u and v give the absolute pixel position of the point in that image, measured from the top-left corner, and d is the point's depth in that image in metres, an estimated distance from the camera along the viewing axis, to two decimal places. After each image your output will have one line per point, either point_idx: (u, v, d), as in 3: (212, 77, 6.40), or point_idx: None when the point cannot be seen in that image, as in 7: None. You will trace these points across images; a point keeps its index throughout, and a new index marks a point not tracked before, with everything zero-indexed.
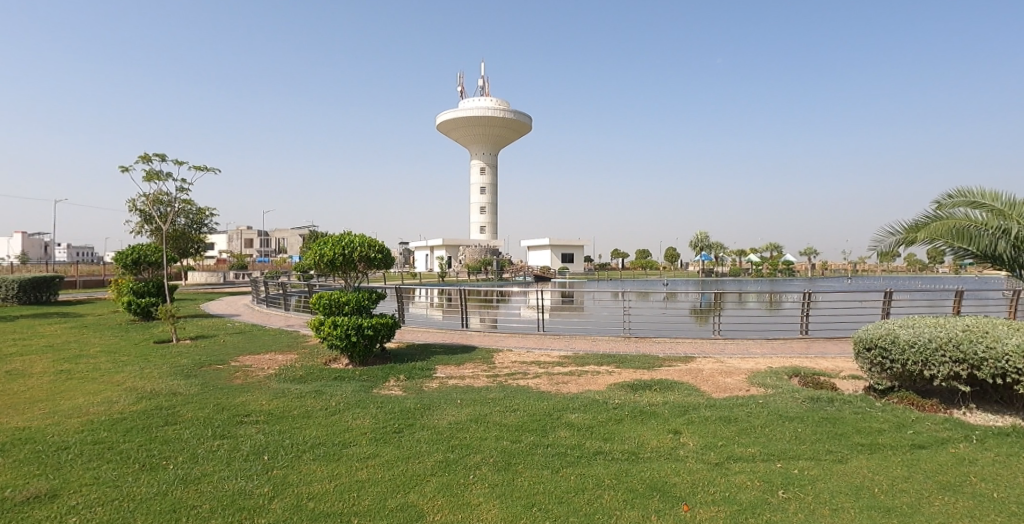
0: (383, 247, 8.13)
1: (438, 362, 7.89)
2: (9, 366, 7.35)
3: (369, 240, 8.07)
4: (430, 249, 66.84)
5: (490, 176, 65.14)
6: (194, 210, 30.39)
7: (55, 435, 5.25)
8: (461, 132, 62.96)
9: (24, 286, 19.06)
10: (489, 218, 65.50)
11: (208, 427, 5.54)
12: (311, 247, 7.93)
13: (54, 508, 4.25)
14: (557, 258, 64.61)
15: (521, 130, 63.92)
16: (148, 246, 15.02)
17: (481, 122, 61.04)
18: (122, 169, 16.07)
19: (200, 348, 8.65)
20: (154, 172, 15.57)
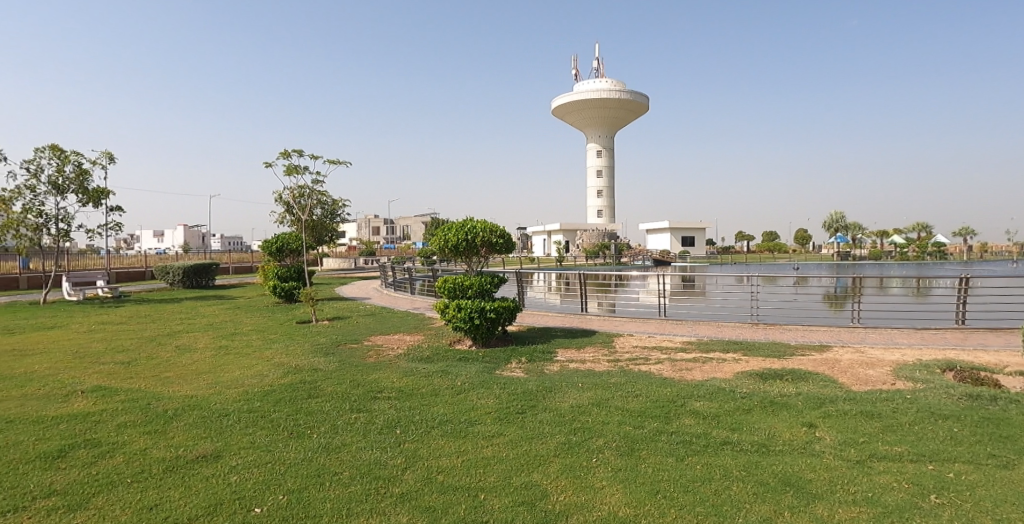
0: (504, 232, 8.22)
1: (559, 345, 7.91)
2: (178, 342, 8.30)
3: (491, 225, 8.19)
4: (545, 234, 67.84)
5: (608, 160, 64.60)
6: (330, 201, 32.67)
7: (218, 403, 5.84)
8: (579, 116, 63.07)
9: (187, 272, 21.37)
10: (607, 201, 65.39)
11: (347, 401, 5.91)
12: (436, 234, 8.23)
13: (219, 468, 4.81)
14: (677, 242, 63.05)
15: (640, 111, 62.63)
16: (289, 234, 16.30)
17: (598, 106, 60.71)
18: (268, 165, 17.62)
19: (337, 328, 9.26)
20: (294, 167, 16.88)
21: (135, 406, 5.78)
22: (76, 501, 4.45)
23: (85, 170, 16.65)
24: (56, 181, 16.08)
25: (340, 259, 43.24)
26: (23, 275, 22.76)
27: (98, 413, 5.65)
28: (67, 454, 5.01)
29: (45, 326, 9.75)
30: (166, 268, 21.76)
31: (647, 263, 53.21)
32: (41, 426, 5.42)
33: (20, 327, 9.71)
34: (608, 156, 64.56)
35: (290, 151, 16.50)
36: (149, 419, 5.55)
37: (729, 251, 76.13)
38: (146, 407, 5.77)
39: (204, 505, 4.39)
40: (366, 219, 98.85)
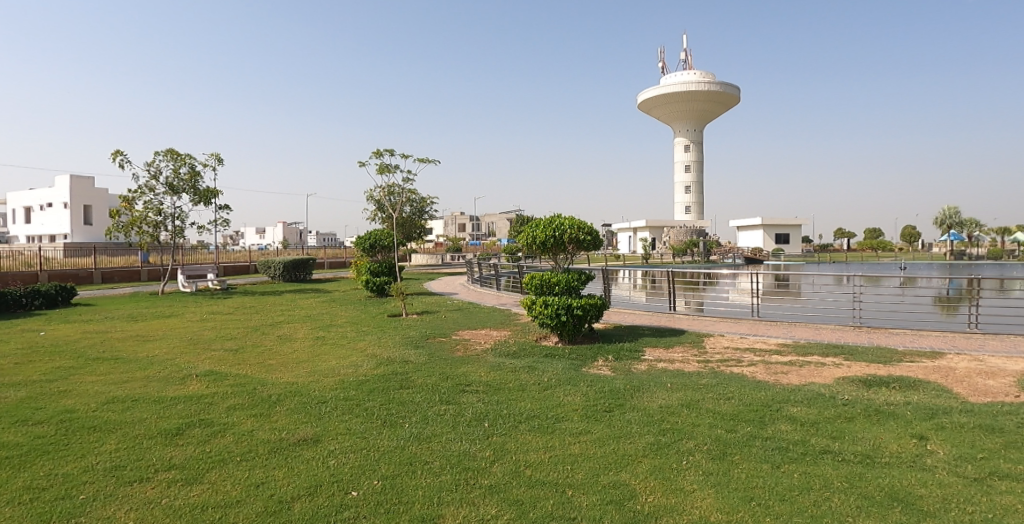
0: (592, 229, 8.15)
1: (646, 344, 7.79)
2: (281, 331, 8.83)
3: (579, 222, 8.14)
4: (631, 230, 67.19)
5: (696, 154, 63.09)
6: (420, 199, 33.70)
7: (316, 390, 6.15)
8: (666, 109, 62.02)
9: (286, 268, 22.58)
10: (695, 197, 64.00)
11: (437, 393, 6.06)
12: (524, 230, 8.30)
13: (319, 451, 5.06)
14: (772, 239, 60.72)
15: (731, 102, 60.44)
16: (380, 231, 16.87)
17: (685, 98, 59.45)
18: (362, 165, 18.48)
19: (425, 322, 9.54)
20: (386, 166, 17.51)
21: (242, 390, 6.19)
22: (193, 475, 4.83)
23: (197, 171, 18.02)
24: (173, 183, 17.52)
25: (428, 255, 44.52)
26: (144, 268, 24.95)
27: (211, 396, 6.10)
28: (184, 432, 5.44)
29: (164, 315, 10.65)
30: (267, 264, 23.08)
31: (737, 260, 51.18)
32: (162, 405, 5.91)
33: (143, 315, 10.66)
34: (696, 150, 63.03)
35: (383, 151, 17.08)
36: (255, 403, 5.92)
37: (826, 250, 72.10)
38: (252, 392, 6.17)
39: (306, 485, 4.63)
40: (453, 217, 101.63)
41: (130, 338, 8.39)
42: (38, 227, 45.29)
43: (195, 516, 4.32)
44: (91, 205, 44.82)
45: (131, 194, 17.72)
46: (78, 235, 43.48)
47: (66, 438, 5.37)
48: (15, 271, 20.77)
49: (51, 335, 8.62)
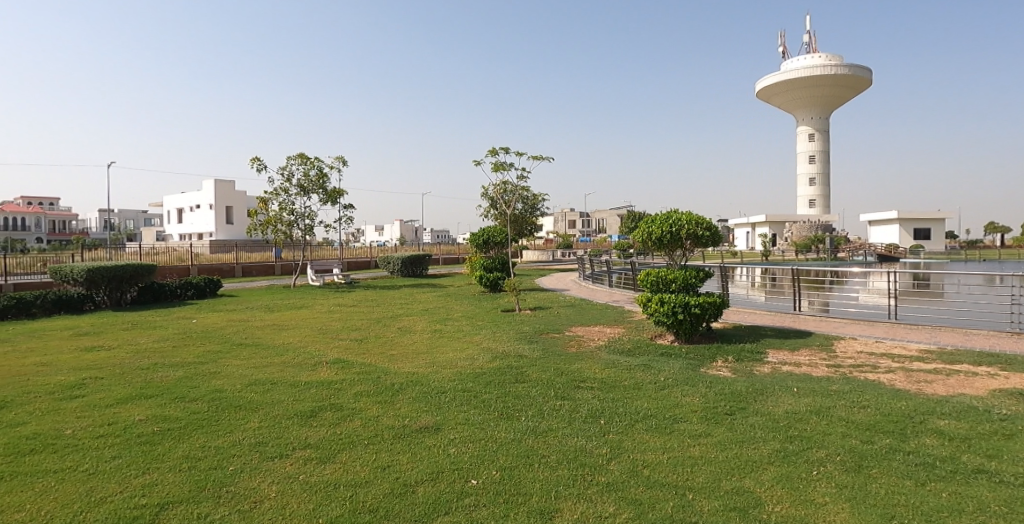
0: (711, 225, 7.93)
1: (769, 346, 7.42)
2: (401, 324, 9.29)
3: (697, 217, 7.93)
4: (749, 226, 64.35)
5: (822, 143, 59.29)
6: (531, 196, 33.97)
7: (435, 381, 6.42)
8: (787, 97, 58.90)
9: (403, 261, 23.88)
10: (819, 190, 60.10)
11: (552, 388, 6.12)
12: (638, 226, 8.20)
13: (439, 439, 5.28)
14: (909, 234, 55.83)
15: (860, 86, 55.81)
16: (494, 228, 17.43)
17: (808, 84, 56.06)
18: (478, 163, 19.17)
19: (538, 318, 9.67)
20: (499, 164, 17.94)
21: (367, 378, 6.58)
22: (325, 455, 5.19)
23: (324, 173, 19.36)
24: (303, 185, 18.88)
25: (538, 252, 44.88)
26: (276, 263, 27.20)
27: (339, 382, 6.53)
28: (317, 414, 5.86)
29: (297, 306, 11.56)
30: (388, 258, 24.60)
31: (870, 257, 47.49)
32: (297, 389, 6.42)
33: (279, 305, 11.63)
34: (822, 138, 59.32)
35: (498, 149, 17.49)
36: (380, 390, 6.27)
37: (974, 247, 65.00)
38: (376, 380, 6.53)
39: (428, 471, 4.83)
40: (563, 214, 102.20)
41: (268, 326, 9.19)
42: (189, 226, 50.65)
43: (330, 492, 4.65)
44: (233, 206, 49.41)
45: (267, 196, 19.32)
46: (222, 234, 48.06)
47: (218, 414, 5.97)
48: (171, 264, 23.42)
49: (203, 321, 9.63)
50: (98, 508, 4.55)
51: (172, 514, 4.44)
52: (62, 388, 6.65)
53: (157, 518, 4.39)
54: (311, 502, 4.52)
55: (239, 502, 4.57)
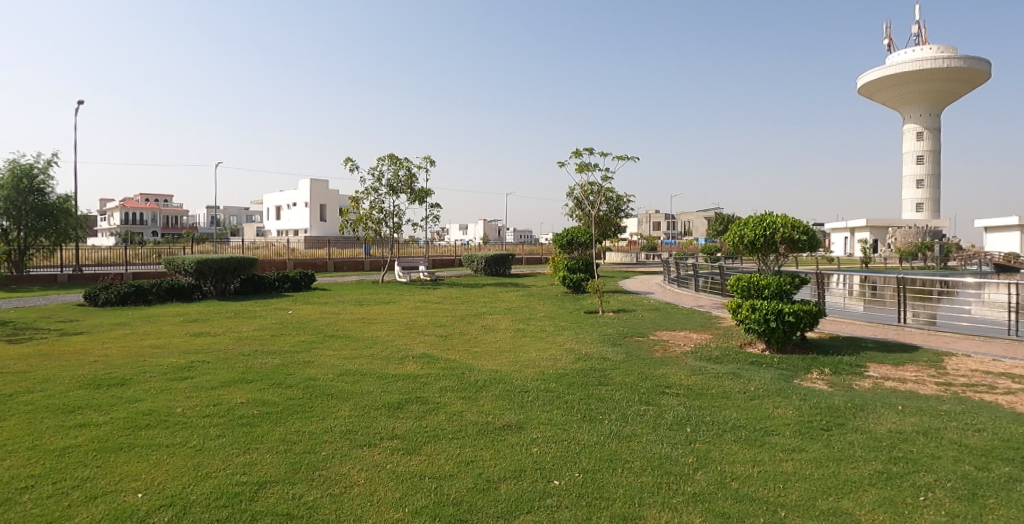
0: (808, 228, 7.68)
1: (871, 359, 7.01)
2: (485, 321, 9.46)
3: (794, 221, 7.73)
4: (848, 230, 60.95)
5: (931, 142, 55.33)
6: (615, 197, 33.44)
7: (518, 379, 6.49)
8: (892, 93, 55.34)
9: (487, 261, 24.28)
10: (928, 193, 56.30)
11: (636, 393, 6.04)
12: (731, 228, 8.16)
13: (522, 438, 5.33)
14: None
15: (977, 79, 51.19)
16: (579, 229, 17.43)
17: (915, 78, 52.32)
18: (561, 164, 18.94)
19: (622, 320, 9.59)
20: (584, 164, 17.90)
21: (452, 374, 6.74)
22: (411, 446, 5.36)
23: (413, 173, 19.99)
24: (394, 185, 19.56)
25: (625, 254, 44.56)
26: (366, 259, 28.39)
27: (425, 376, 6.73)
28: (404, 406, 6.06)
29: (385, 301, 12.00)
30: (472, 257, 25.09)
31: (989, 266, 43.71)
32: (384, 381, 6.66)
33: (368, 300, 12.13)
34: (931, 137, 55.27)
35: (584, 149, 17.46)
36: (464, 386, 6.41)
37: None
38: (461, 376, 6.69)
39: (511, 468, 4.88)
40: (648, 215, 100.54)
41: (358, 319, 9.59)
42: (286, 223, 53.79)
43: (415, 483, 4.79)
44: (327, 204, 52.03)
45: (359, 195, 20.12)
46: (315, 230, 50.47)
47: (312, 401, 6.30)
48: (270, 258, 24.98)
49: (298, 313, 10.19)
50: (204, 482, 4.91)
51: (269, 492, 4.72)
52: (173, 369, 7.23)
53: (256, 495, 4.68)
54: (397, 491, 4.68)
55: (330, 486, 4.79)
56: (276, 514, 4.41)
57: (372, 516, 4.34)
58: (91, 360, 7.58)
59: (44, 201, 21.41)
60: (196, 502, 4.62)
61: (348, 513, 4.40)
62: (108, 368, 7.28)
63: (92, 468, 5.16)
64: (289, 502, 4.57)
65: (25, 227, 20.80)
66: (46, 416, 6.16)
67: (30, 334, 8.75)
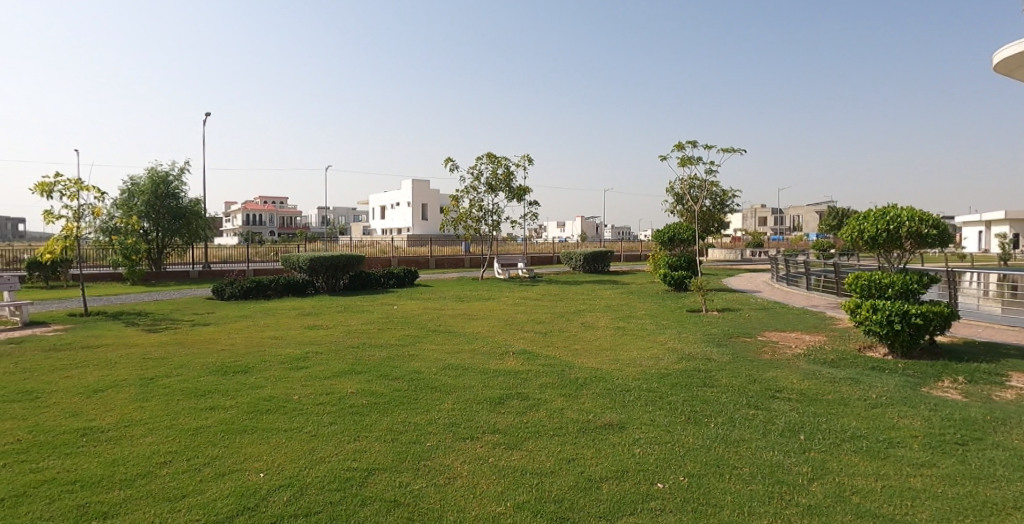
0: (938, 222, 7.26)
1: (1013, 367, 6.39)
2: (584, 318, 9.51)
3: (921, 213, 7.33)
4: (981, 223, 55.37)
5: None
6: (719, 192, 32.43)
7: (620, 378, 6.47)
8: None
9: (587, 258, 24.28)
10: None
11: (744, 396, 5.86)
12: (848, 223, 7.85)
13: (624, 438, 5.29)
14: None
15: None
16: (681, 225, 17.00)
17: None
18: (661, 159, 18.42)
19: (727, 320, 9.31)
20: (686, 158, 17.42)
21: (552, 371, 6.82)
22: (513, 441, 5.45)
23: (511, 172, 20.30)
24: (492, 183, 19.94)
25: (727, 251, 42.88)
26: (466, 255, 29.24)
27: (525, 372, 6.86)
28: (505, 402, 6.18)
29: (485, 297, 12.32)
30: (569, 254, 25.16)
31: None
32: (486, 376, 6.84)
33: (469, 296, 12.47)
34: None
35: (686, 143, 17.00)
36: (564, 383, 6.48)
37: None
38: (561, 373, 6.77)
39: (613, 468, 4.84)
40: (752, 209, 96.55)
41: (459, 315, 9.91)
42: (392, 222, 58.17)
43: (518, 478, 4.86)
44: (428, 203, 54.15)
45: (458, 194, 20.74)
46: (417, 229, 52.79)
47: (417, 393, 6.55)
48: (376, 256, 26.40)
49: (403, 308, 10.65)
50: (318, 466, 5.23)
51: (378, 480, 4.95)
52: (290, 359, 7.77)
53: (366, 481, 4.93)
54: (499, 485, 4.77)
55: (435, 477, 4.96)
56: (385, 500, 4.62)
57: (476, 509, 4.45)
58: (219, 348, 8.30)
59: (178, 204, 23.60)
60: (311, 484, 4.93)
61: (452, 504, 4.53)
62: (233, 357, 7.94)
63: (220, 447, 5.65)
64: (396, 490, 4.78)
65: (163, 227, 22.95)
66: (181, 398, 6.80)
67: (168, 324, 9.69)
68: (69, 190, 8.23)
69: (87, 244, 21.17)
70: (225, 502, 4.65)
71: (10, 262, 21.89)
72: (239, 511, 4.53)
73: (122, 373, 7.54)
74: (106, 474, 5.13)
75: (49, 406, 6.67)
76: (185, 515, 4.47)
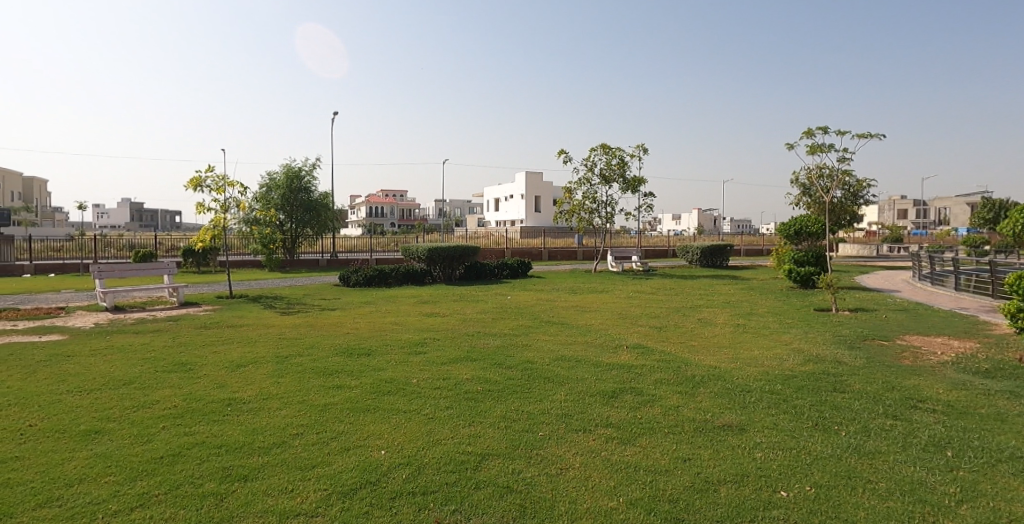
0: None
1: None
2: (702, 315, 9.35)
3: None
4: None
5: None
6: (854, 183, 30.15)
7: (740, 378, 6.34)
8: None
9: (704, 252, 23.62)
10: None
11: (881, 404, 5.52)
12: (1009, 218, 7.13)
13: (744, 440, 5.13)
14: None
15: None
16: (810, 218, 16.00)
17: None
18: (788, 148, 17.46)
19: (860, 321, 8.76)
20: (818, 145, 16.27)
21: (668, 367, 6.80)
22: (626, 436, 5.44)
23: (625, 162, 20.00)
24: (606, 174, 19.79)
25: (857, 247, 39.81)
26: (579, 249, 29.36)
27: (640, 367, 6.87)
28: (618, 396, 6.20)
29: (598, 290, 12.38)
30: (686, 248, 24.54)
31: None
32: (599, 369, 6.91)
33: (581, 288, 12.55)
34: None
35: (818, 129, 15.89)
36: (680, 380, 6.44)
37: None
38: (677, 370, 6.72)
39: (732, 471, 4.70)
40: (891, 200, 88.34)
41: (572, 308, 10.04)
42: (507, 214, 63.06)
43: (631, 474, 4.85)
44: None
45: (571, 186, 20.87)
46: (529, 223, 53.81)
47: (530, 383, 6.72)
48: (488, 248, 27.30)
49: (516, 298, 10.93)
50: (435, 448, 5.50)
51: (491, 465, 5.13)
52: (410, 344, 8.23)
53: (480, 466, 5.12)
54: (612, 480, 4.79)
55: (547, 466, 5.06)
56: (498, 486, 4.78)
57: (587, 501, 4.49)
58: (345, 331, 8.95)
59: (310, 197, 25.46)
60: (428, 464, 5.20)
61: (564, 495, 4.60)
62: (358, 340, 8.53)
63: (345, 423, 6.10)
64: (509, 476, 4.93)
65: (295, 219, 24.89)
66: (311, 376, 7.39)
67: (300, 307, 10.55)
68: (218, 185, 9.13)
69: (232, 234, 23.46)
70: (350, 475, 5.01)
71: (171, 248, 24.84)
72: (361, 485, 4.86)
73: (261, 351, 8.32)
74: (247, 441, 5.69)
75: (200, 377, 7.49)
76: (314, 484, 4.86)
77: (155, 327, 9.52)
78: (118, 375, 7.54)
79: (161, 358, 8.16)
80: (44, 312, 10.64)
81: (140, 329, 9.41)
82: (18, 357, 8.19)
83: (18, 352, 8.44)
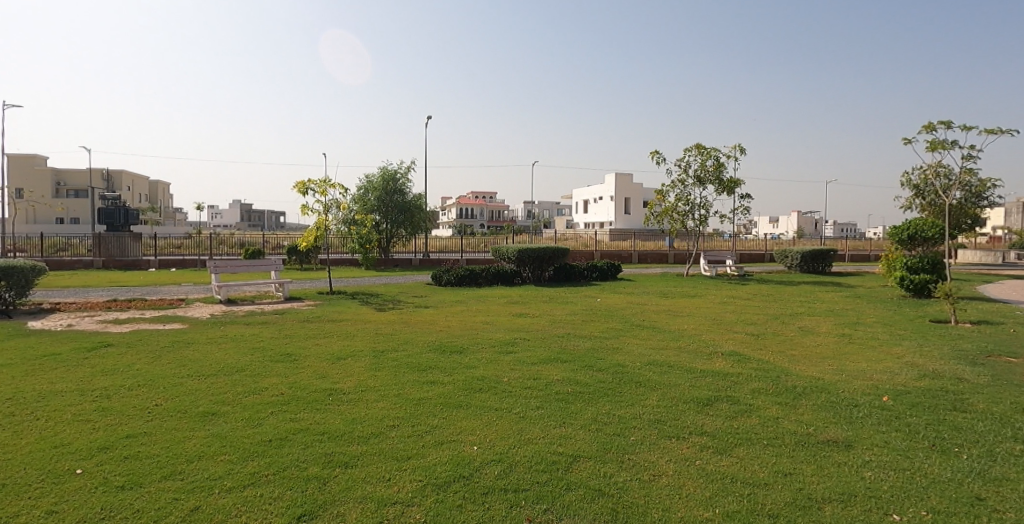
0: None
1: None
2: (802, 323, 9.01)
3: None
4: None
5: None
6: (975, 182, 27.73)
7: (846, 392, 6.13)
8: None
9: (804, 256, 22.53)
10: None
11: (1010, 428, 5.15)
12: None
13: (851, 457, 4.94)
14: None
15: None
16: (925, 221, 14.61)
17: None
18: (907, 142, 16.13)
19: (983, 335, 8.13)
20: (938, 142, 15.04)
21: (766, 377, 6.66)
22: (722, 446, 5.36)
23: (721, 163, 19.36)
24: (701, 176, 19.28)
25: (981, 254, 36.40)
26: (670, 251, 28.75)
27: (736, 376, 6.76)
28: (714, 404, 6.12)
29: (690, 294, 12.15)
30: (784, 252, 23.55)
31: None
32: (692, 376, 6.84)
33: (673, 292, 12.37)
34: None
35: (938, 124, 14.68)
36: (779, 390, 6.29)
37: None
38: (775, 380, 6.56)
39: (838, 489, 4.54)
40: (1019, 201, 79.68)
41: (664, 312, 9.94)
42: (596, 216, 63.10)
43: (727, 485, 4.78)
44: None
45: (664, 188, 20.47)
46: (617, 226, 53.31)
47: (621, 386, 6.75)
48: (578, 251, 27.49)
49: (607, 301, 10.93)
50: (526, 447, 5.65)
51: (583, 466, 5.21)
52: (500, 343, 8.45)
53: (571, 467, 5.21)
54: (706, 490, 4.73)
55: (639, 471, 5.08)
56: (589, 488, 4.85)
57: (681, 510, 4.46)
58: (437, 329, 9.29)
59: (404, 198, 26.37)
60: (520, 462, 5.34)
61: (657, 502, 4.61)
62: (450, 337, 8.84)
63: (440, 418, 6.36)
64: (601, 479, 4.98)
65: (390, 219, 25.85)
66: (406, 370, 7.75)
67: (395, 305, 11.04)
68: (322, 186, 9.67)
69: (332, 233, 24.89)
70: (445, 468, 5.24)
71: (276, 246, 26.59)
72: (455, 479, 5.07)
73: (359, 345, 8.80)
74: (348, 429, 6.07)
75: (304, 367, 8.03)
76: (411, 475, 5.12)
77: (263, 320, 10.24)
78: (231, 362, 8.21)
79: (268, 348, 8.80)
80: (167, 302, 11.72)
81: (250, 321, 10.18)
82: (145, 342, 9.08)
83: (146, 337, 9.36)
